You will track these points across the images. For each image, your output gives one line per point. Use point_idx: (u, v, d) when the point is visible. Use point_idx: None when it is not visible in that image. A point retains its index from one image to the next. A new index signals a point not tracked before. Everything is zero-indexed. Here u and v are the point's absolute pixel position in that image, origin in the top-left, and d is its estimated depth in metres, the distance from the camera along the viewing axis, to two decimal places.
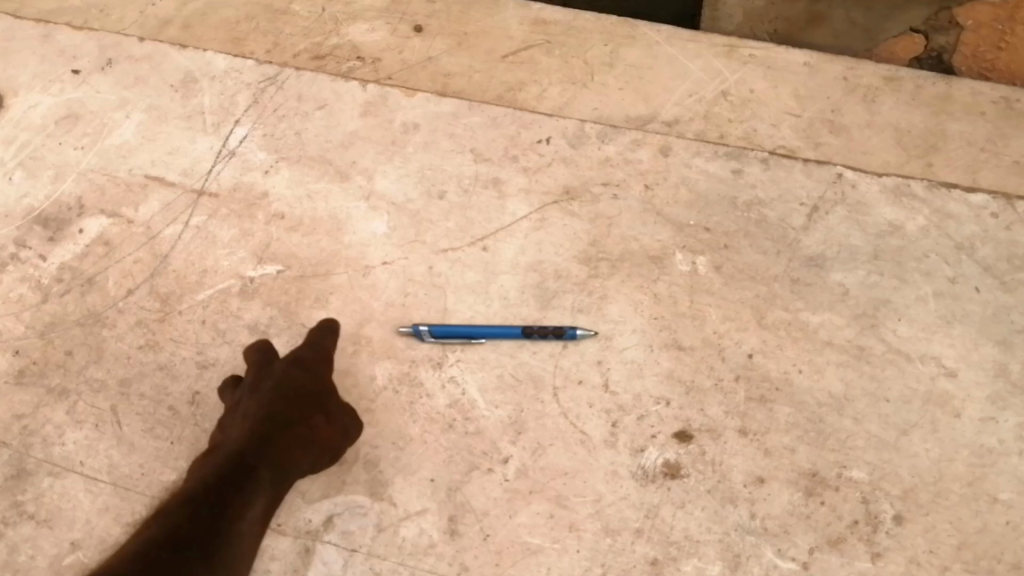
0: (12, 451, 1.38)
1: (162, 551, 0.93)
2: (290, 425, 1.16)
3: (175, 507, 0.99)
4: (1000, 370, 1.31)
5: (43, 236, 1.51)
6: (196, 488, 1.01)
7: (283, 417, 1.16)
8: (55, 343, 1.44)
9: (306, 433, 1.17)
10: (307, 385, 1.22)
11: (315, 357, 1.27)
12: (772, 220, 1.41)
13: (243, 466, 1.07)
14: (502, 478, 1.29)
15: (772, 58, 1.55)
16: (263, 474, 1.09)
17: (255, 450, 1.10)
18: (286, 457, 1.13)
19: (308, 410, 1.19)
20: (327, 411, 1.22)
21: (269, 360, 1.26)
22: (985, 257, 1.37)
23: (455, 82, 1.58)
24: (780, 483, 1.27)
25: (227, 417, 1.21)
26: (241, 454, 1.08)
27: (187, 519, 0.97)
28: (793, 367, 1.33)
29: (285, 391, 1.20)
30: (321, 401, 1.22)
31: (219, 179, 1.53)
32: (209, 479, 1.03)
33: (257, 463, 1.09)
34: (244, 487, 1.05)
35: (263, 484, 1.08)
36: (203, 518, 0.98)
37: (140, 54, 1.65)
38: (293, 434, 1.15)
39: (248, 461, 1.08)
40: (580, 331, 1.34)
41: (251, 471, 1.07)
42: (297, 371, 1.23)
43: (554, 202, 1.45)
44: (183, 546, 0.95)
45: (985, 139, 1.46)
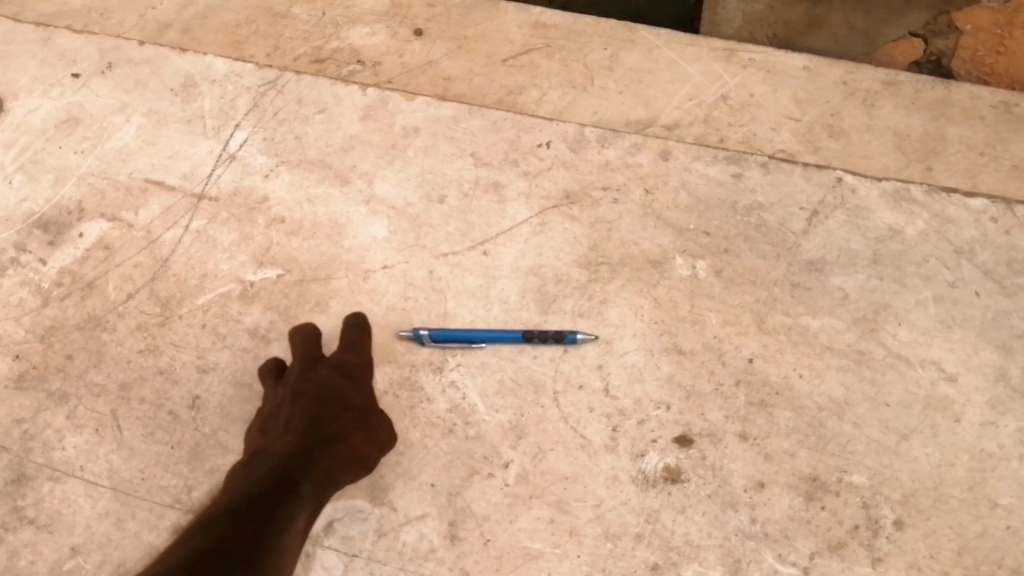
0: (12, 456, 1.37)
1: (207, 558, 0.93)
2: (330, 445, 1.18)
3: (218, 521, 1.00)
4: (1000, 374, 1.31)
5: (43, 240, 1.51)
6: (239, 506, 1.02)
7: (324, 433, 1.19)
8: (55, 346, 1.44)
9: (345, 450, 1.20)
10: (350, 400, 1.26)
11: (358, 367, 1.31)
12: (771, 224, 1.41)
13: (286, 483, 1.09)
14: (502, 483, 1.29)
15: (772, 62, 1.54)
16: (304, 492, 1.10)
17: (298, 468, 1.13)
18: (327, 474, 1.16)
19: (350, 426, 1.22)
20: (368, 426, 1.24)
21: (314, 369, 1.29)
22: (985, 261, 1.37)
23: (455, 87, 1.58)
24: (781, 487, 1.26)
25: (268, 423, 1.24)
26: (284, 472, 1.11)
27: (231, 532, 0.98)
28: (793, 372, 1.32)
29: (327, 405, 1.23)
30: (362, 416, 1.25)
31: (219, 183, 1.53)
32: (251, 496, 1.04)
33: (300, 481, 1.11)
34: (286, 503, 1.06)
35: (304, 500, 1.10)
36: (247, 531, 0.98)
37: (140, 57, 1.65)
38: (335, 451, 1.18)
39: (291, 478, 1.10)
40: (580, 335, 1.34)
41: (292, 488, 1.09)
42: (341, 383, 1.27)
43: (555, 206, 1.45)
44: (230, 552, 0.95)
45: (985, 144, 1.45)
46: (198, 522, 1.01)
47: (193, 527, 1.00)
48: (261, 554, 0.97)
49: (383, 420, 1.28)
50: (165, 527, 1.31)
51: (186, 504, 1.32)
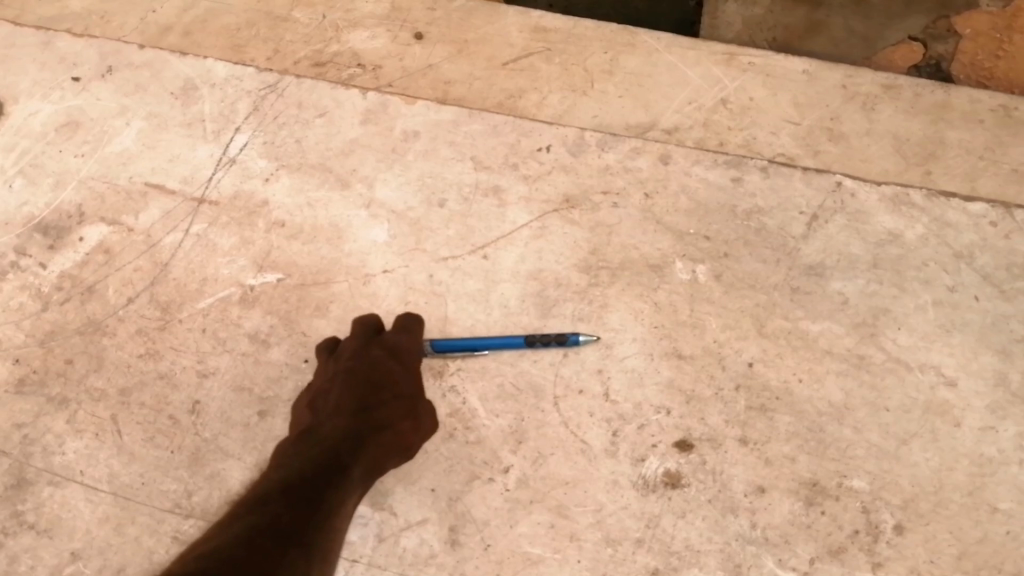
0: (12, 460, 1.38)
1: (266, 532, 0.96)
2: (378, 434, 1.21)
3: (274, 498, 1.02)
4: (1000, 378, 1.30)
5: (44, 244, 1.51)
6: (294, 487, 1.05)
7: (375, 420, 1.22)
8: (55, 351, 1.44)
9: (390, 439, 1.22)
10: (400, 384, 1.27)
11: (410, 350, 1.31)
12: (771, 229, 1.41)
13: (336, 466, 1.12)
14: (503, 488, 1.29)
15: (771, 66, 1.54)
16: (353, 477, 1.14)
17: (349, 453, 1.16)
18: (374, 461, 1.20)
19: (398, 412, 1.24)
20: (415, 412, 1.25)
21: (368, 347, 1.30)
22: (984, 265, 1.37)
23: (455, 90, 1.58)
24: (781, 492, 1.26)
25: (317, 400, 1.27)
26: (335, 456, 1.14)
27: (288, 510, 1.00)
28: (793, 377, 1.32)
29: (379, 390, 1.25)
30: (412, 402, 1.26)
31: (219, 187, 1.53)
32: (304, 476, 1.07)
33: (349, 465, 1.14)
34: (337, 485, 1.09)
35: (352, 485, 1.13)
36: (302, 511, 1.01)
37: (140, 61, 1.64)
38: (384, 438, 1.21)
39: (342, 464, 1.13)
40: (583, 336, 1.33)
41: (343, 473, 1.12)
42: (393, 365, 1.28)
43: (555, 211, 1.45)
44: (285, 528, 0.97)
45: (984, 147, 1.45)
46: (250, 497, 1.03)
47: (247, 501, 1.02)
48: (314, 533, 0.99)
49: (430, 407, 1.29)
50: (165, 532, 1.31)
51: (186, 509, 1.32)
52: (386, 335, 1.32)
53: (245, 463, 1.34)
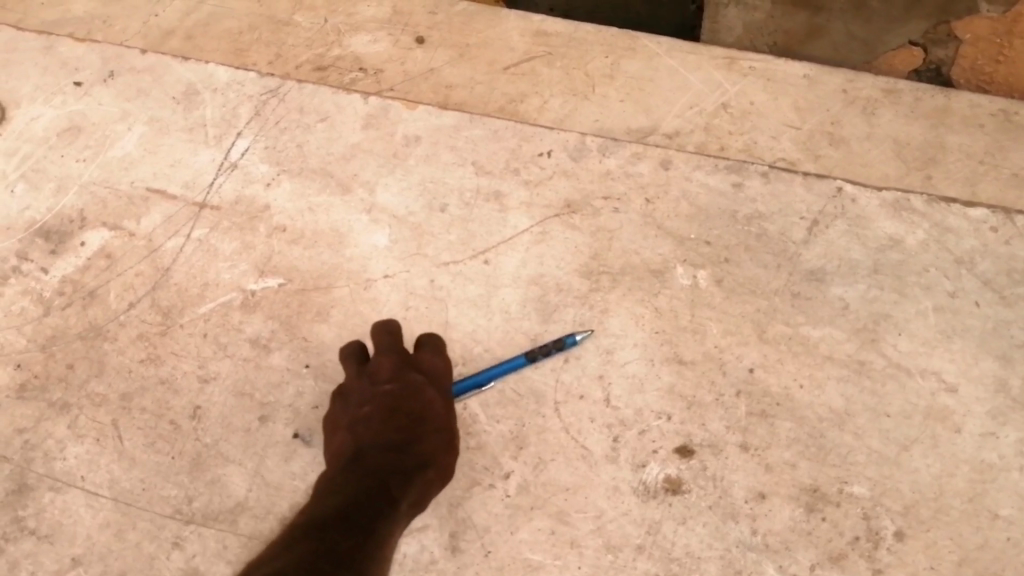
0: (13, 466, 1.37)
1: (326, 560, 0.92)
2: (423, 467, 1.18)
3: (330, 526, 0.99)
4: (1000, 385, 1.30)
5: (45, 249, 1.51)
6: (348, 517, 1.01)
7: (418, 450, 1.19)
8: (56, 355, 1.44)
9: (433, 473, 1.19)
10: (438, 413, 1.25)
11: (442, 375, 1.30)
12: (772, 234, 1.40)
13: (384, 495, 1.09)
14: (503, 493, 1.28)
15: (772, 71, 1.54)
16: (400, 507, 1.10)
17: (398, 482, 1.13)
18: (421, 494, 1.16)
19: (439, 444, 1.22)
20: (451, 442, 1.24)
21: (406, 369, 1.28)
22: (985, 271, 1.36)
23: (456, 95, 1.58)
24: (781, 498, 1.26)
25: (356, 424, 1.23)
26: (384, 486, 1.10)
27: (346, 539, 0.97)
28: (793, 383, 1.31)
29: (422, 419, 1.23)
30: (448, 432, 1.25)
31: (220, 192, 1.53)
32: (356, 506, 1.04)
33: (398, 495, 1.11)
34: (386, 515, 1.06)
35: (400, 516, 1.10)
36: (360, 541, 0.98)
37: (142, 66, 1.65)
38: (427, 469, 1.19)
39: (391, 494, 1.10)
40: (578, 335, 1.33)
41: (393, 506, 1.08)
42: (431, 392, 1.26)
43: (556, 216, 1.44)
44: (338, 556, 0.94)
45: (985, 153, 1.44)
46: (299, 525, 1.00)
47: (295, 530, 0.99)
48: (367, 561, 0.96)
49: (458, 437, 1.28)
50: (165, 537, 1.31)
51: (187, 514, 1.32)
52: (419, 358, 1.30)
53: (246, 469, 1.34)
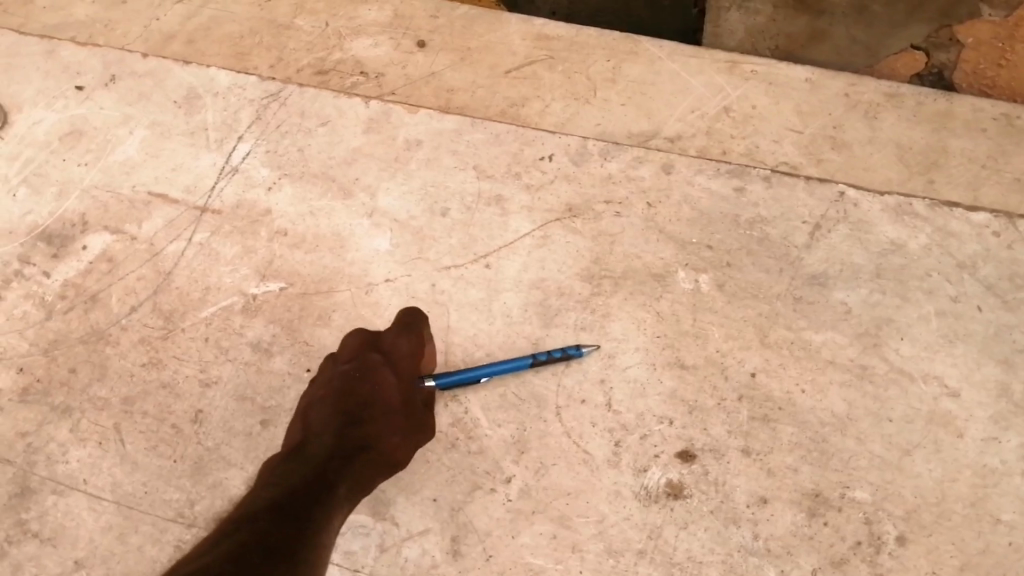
0: (15, 469, 1.37)
1: (252, 552, 0.92)
2: (368, 451, 1.16)
3: (261, 517, 0.99)
4: (1002, 389, 1.29)
5: (47, 253, 1.51)
6: (282, 507, 1.01)
7: (364, 434, 1.18)
8: (59, 360, 1.43)
9: (380, 456, 1.18)
10: (392, 394, 1.22)
11: (410, 350, 1.25)
12: (774, 238, 1.40)
13: (324, 481, 1.09)
14: (505, 498, 1.28)
15: (775, 74, 1.54)
16: (342, 493, 1.10)
17: (340, 469, 1.12)
18: (365, 478, 1.15)
19: (389, 427, 1.20)
20: (408, 426, 1.22)
21: (365, 351, 1.24)
22: (987, 276, 1.36)
23: (458, 98, 1.58)
24: (783, 503, 1.25)
25: (309, 410, 1.22)
26: (327, 472, 1.10)
27: (275, 528, 0.97)
28: (795, 387, 1.31)
29: (377, 402, 1.21)
30: (408, 412, 1.23)
31: (221, 196, 1.53)
32: (291, 495, 1.04)
33: (340, 482, 1.11)
34: (324, 500, 1.06)
35: (341, 500, 1.09)
36: (291, 529, 0.98)
37: (144, 70, 1.65)
38: (378, 453, 1.18)
39: (329, 480, 1.09)
40: (585, 348, 1.33)
41: (329, 490, 1.08)
42: (387, 374, 1.23)
43: (557, 219, 1.44)
44: (264, 543, 0.94)
45: (987, 156, 1.44)
46: (236, 517, 1.00)
47: (229, 522, 1.00)
48: (297, 545, 0.96)
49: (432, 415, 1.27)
50: (167, 541, 1.31)
51: (189, 518, 1.32)
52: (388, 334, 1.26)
53: (247, 473, 1.33)
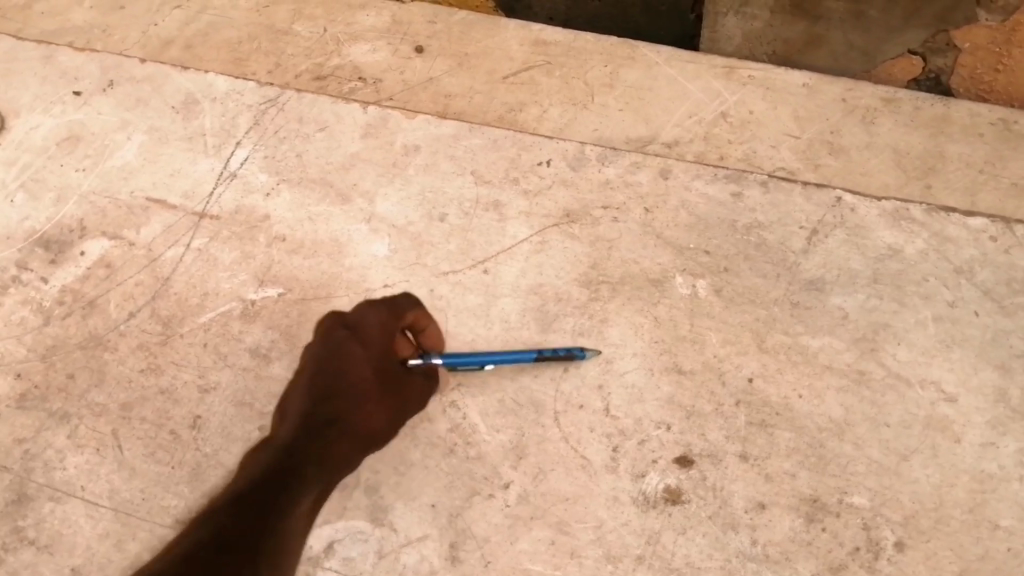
0: (13, 476, 1.37)
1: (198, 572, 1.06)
2: (338, 426, 1.28)
3: (206, 537, 1.12)
4: (1000, 395, 1.29)
5: (45, 259, 1.51)
6: (225, 534, 1.12)
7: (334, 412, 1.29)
8: (57, 365, 1.43)
9: (352, 431, 1.28)
10: (364, 366, 1.32)
11: (381, 322, 1.36)
12: (772, 243, 1.40)
13: (300, 463, 1.22)
14: (503, 504, 1.28)
15: (771, 79, 1.54)
16: (308, 478, 1.22)
17: (315, 450, 1.25)
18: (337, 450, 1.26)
19: (358, 403, 1.30)
20: (379, 400, 1.30)
21: (335, 330, 1.36)
22: (985, 281, 1.36)
23: (455, 104, 1.58)
24: (781, 509, 1.25)
25: (287, 398, 1.34)
26: (294, 464, 1.22)
27: (215, 559, 1.09)
28: (793, 393, 1.31)
29: (352, 376, 1.32)
30: (380, 386, 1.31)
31: (220, 202, 1.53)
32: (233, 522, 1.14)
33: (306, 469, 1.23)
34: (294, 486, 1.21)
35: (307, 483, 1.22)
36: (228, 563, 1.09)
37: (142, 75, 1.65)
38: (341, 436, 1.27)
39: (292, 469, 1.21)
40: (588, 351, 1.34)
41: (288, 483, 1.20)
42: (355, 346, 1.34)
43: (555, 225, 1.44)
44: (238, 533, 1.12)
45: (984, 161, 1.44)
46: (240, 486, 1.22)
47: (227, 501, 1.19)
48: (264, 539, 1.13)
49: (411, 387, 1.32)
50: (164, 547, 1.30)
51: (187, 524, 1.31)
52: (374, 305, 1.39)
53: None
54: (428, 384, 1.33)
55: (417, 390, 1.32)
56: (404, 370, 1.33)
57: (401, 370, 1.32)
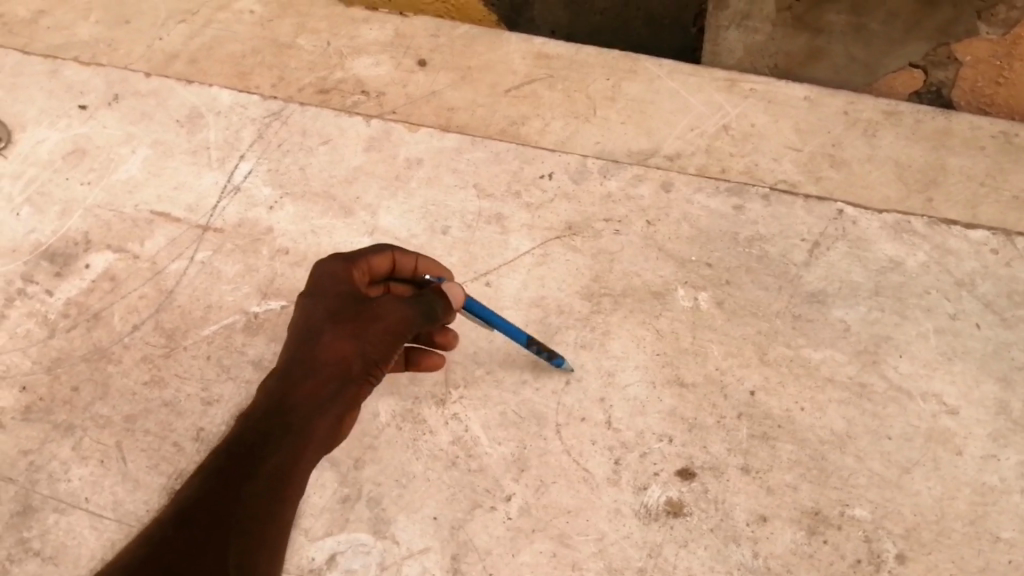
0: (18, 487, 1.36)
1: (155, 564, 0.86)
2: (317, 365, 1.05)
3: (172, 525, 0.90)
4: (1000, 407, 1.29)
5: (50, 272, 1.52)
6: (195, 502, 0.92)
7: (306, 356, 1.06)
8: (62, 377, 1.43)
9: (332, 366, 1.05)
10: (328, 303, 1.09)
11: (333, 271, 1.12)
12: (773, 256, 1.41)
13: (277, 410, 1.02)
14: (505, 516, 1.27)
15: (773, 92, 1.55)
16: (290, 423, 1.01)
17: (289, 393, 1.03)
18: (326, 388, 1.05)
19: (329, 339, 1.06)
20: (350, 331, 1.07)
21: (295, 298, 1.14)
22: (986, 293, 1.36)
23: (458, 117, 1.58)
24: (782, 521, 1.24)
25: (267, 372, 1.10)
26: (271, 411, 1.01)
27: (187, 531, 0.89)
28: (795, 406, 1.31)
29: (303, 327, 1.08)
30: (349, 315, 1.08)
31: (223, 215, 1.53)
32: (211, 474, 0.95)
33: (282, 419, 1.01)
34: (273, 438, 0.99)
35: (293, 429, 1.01)
36: (224, 483, 0.94)
37: (146, 89, 1.66)
38: (315, 376, 1.05)
39: (271, 417, 1.01)
40: (565, 362, 1.33)
41: (269, 429, 1.00)
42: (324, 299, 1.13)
43: (557, 238, 1.45)
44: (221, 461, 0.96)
45: (985, 174, 1.45)
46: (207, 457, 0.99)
47: (192, 478, 0.96)
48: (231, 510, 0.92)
49: (383, 315, 1.08)
50: None
51: None
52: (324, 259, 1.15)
53: None
54: (412, 308, 1.11)
55: (394, 318, 1.09)
56: (367, 305, 1.09)
57: (363, 305, 1.09)
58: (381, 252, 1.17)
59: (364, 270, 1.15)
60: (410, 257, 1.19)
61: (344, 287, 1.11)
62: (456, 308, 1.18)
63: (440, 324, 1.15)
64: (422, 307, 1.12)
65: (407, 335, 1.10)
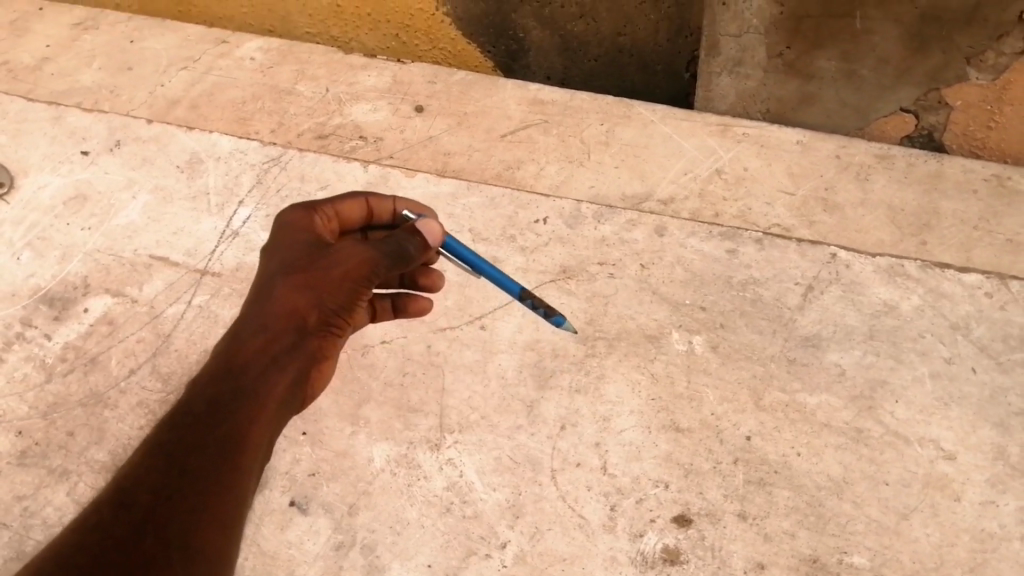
0: (12, 533, 1.34)
1: (127, 515, 0.91)
2: (270, 322, 1.11)
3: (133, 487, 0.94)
4: (999, 453, 1.27)
5: (49, 316, 1.52)
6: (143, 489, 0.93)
7: (258, 316, 1.11)
8: (57, 423, 1.42)
9: (285, 321, 1.11)
10: (286, 256, 1.15)
11: (298, 222, 1.19)
12: (768, 300, 1.40)
13: (231, 374, 1.05)
14: (500, 564, 1.25)
15: (765, 137, 1.57)
16: (243, 382, 1.05)
17: (244, 352, 1.08)
18: (280, 345, 1.10)
19: (281, 294, 1.12)
20: (305, 283, 1.12)
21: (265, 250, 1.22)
22: (981, 336, 1.35)
23: (454, 161, 1.59)
24: (781, 569, 1.22)
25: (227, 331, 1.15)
26: (225, 376, 1.05)
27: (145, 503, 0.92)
28: (791, 451, 1.29)
29: (262, 280, 1.14)
30: (305, 268, 1.13)
31: (221, 259, 1.54)
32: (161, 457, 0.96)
33: (235, 380, 1.05)
34: (225, 408, 1.02)
35: (243, 397, 1.04)
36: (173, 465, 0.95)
37: (147, 136, 1.68)
38: (267, 332, 1.10)
39: (222, 387, 1.04)
40: (565, 324, 1.33)
41: (222, 400, 1.03)
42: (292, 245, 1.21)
43: (552, 281, 1.44)
44: (173, 441, 0.98)
45: (978, 217, 1.46)
46: (158, 427, 1.02)
47: (140, 451, 0.98)
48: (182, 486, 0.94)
49: (339, 261, 1.13)
50: None
51: None
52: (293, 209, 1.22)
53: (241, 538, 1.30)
54: (376, 248, 1.14)
55: (352, 263, 1.12)
56: (326, 253, 1.14)
57: (323, 252, 1.14)
58: (353, 201, 1.24)
59: (332, 216, 1.23)
60: (386, 203, 1.26)
61: (304, 238, 1.17)
62: (434, 244, 1.19)
63: (416, 262, 1.17)
64: (391, 248, 1.14)
65: (370, 278, 1.14)
